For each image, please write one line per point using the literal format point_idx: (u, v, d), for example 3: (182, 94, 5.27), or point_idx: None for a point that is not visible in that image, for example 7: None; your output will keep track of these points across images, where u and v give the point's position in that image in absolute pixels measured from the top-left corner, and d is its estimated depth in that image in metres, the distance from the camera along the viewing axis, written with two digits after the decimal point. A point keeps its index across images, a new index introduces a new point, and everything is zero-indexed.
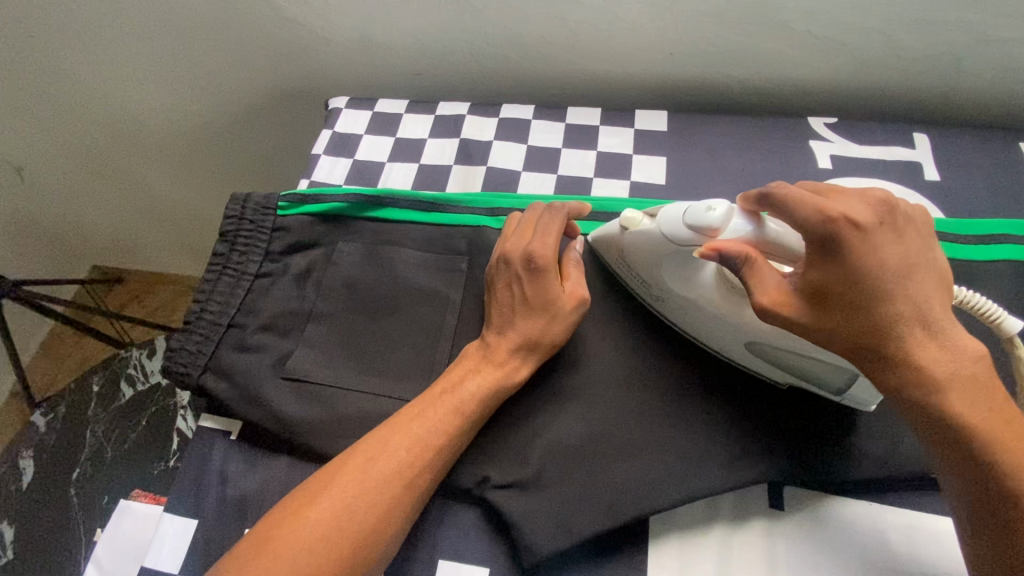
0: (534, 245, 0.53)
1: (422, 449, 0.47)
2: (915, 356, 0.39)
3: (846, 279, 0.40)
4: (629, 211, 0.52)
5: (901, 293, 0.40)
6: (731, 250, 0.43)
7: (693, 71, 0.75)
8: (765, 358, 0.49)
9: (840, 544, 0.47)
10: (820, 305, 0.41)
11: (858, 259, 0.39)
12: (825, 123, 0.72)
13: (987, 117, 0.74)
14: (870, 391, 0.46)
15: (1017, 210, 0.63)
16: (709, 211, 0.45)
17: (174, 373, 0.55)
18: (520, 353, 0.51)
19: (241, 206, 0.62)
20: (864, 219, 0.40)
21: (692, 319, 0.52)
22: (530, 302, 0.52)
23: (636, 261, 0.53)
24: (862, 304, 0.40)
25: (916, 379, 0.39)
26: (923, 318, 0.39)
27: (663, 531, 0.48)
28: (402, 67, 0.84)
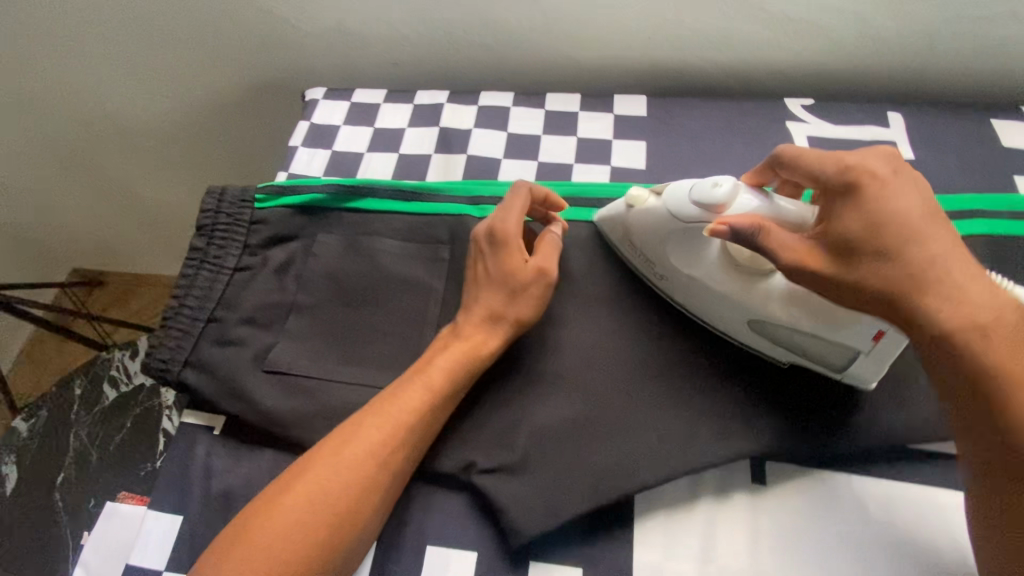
0: (496, 219, 0.54)
1: (400, 434, 0.47)
2: (951, 300, 0.39)
3: (873, 226, 0.41)
4: (635, 190, 0.53)
5: (933, 238, 0.40)
6: (740, 221, 0.43)
7: (671, 55, 0.75)
8: (771, 339, 0.50)
9: (821, 514, 0.48)
10: (846, 255, 0.42)
11: (883, 208, 0.41)
12: (801, 105, 0.72)
13: (960, 95, 0.75)
14: (875, 364, 0.47)
15: (989, 185, 0.64)
16: (715, 186, 0.46)
17: (154, 369, 0.55)
18: (482, 325, 0.52)
19: (217, 200, 0.61)
20: (880, 169, 0.43)
21: (705, 305, 0.52)
22: (499, 278, 0.53)
23: (642, 244, 0.54)
24: (890, 249, 0.41)
25: (956, 324, 0.38)
26: (956, 264, 0.40)
27: (649, 509, 0.49)
28: (379, 58, 0.83)
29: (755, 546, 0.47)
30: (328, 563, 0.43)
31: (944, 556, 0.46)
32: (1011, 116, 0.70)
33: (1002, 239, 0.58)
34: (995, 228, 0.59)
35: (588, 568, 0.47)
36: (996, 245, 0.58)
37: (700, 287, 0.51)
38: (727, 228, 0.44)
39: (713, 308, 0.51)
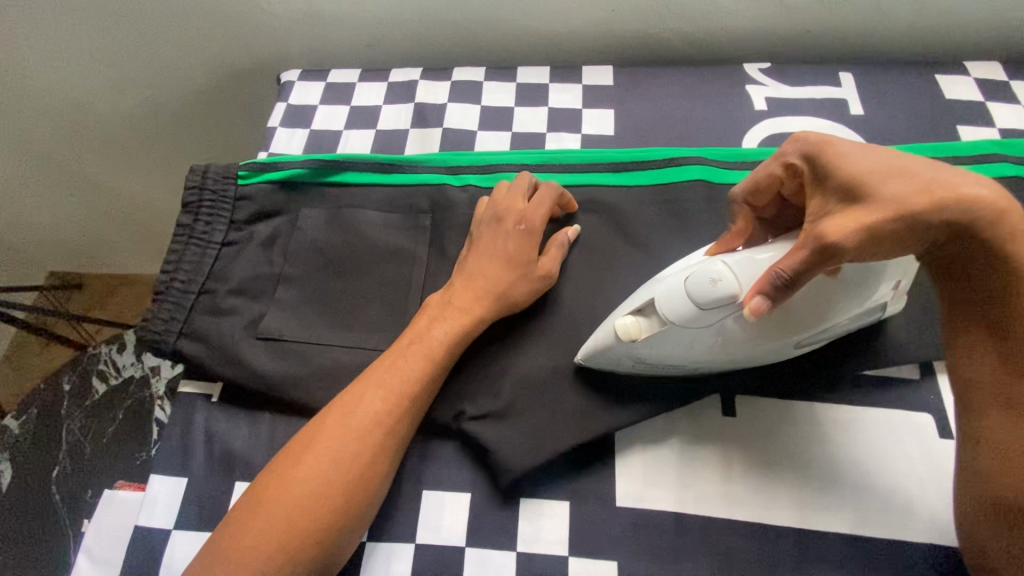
0: (527, 209, 0.57)
1: (396, 398, 0.48)
2: (971, 192, 0.36)
3: (864, 167, 0.38)
4: (621, 321, 0.46)
5: (911, 157, 0.38)
6: (762, 281, 0.39)
7: (635, 25, 0.78)
8: (820, 340, 0.48)
9: (788, 439, 0.52)
10: (866, 202, 0.37)
11: (864, 148, 0.39)
12: (759, 68, 0.76)
13: (906, 55, 0.80)
14: (899, 298, 0.50)
15: (934, 136, 0.69)
16: (715, 282, 0.41)
17: (149, 341, 0.56)
18: (494, 305, 0.53)
19: (201, 177, 0.63)
20: (823, 138, 0.42)
21: (760, 354, 0.48)
22: (512, 255, 0.55)
23: (665, 357, 0.47)
24: (894, 175, 0.37)
25: (987, 212, 0.36)
26: (948, 166, 0.38)
27: (629, 445, 0.53)
28: (352, 39, 0.85)
29: (728, 470, 0.51)
30: (340, 523, 0.45)
31: (897, 466, 0.50)
32: (953, 71, 0.74)
33: None
34: None
35: (574, 500, 0.51)
36: None
37: (746, 349, 0.46)
38: (761, 298, 0.39)
39: (766, 352, 0.47)
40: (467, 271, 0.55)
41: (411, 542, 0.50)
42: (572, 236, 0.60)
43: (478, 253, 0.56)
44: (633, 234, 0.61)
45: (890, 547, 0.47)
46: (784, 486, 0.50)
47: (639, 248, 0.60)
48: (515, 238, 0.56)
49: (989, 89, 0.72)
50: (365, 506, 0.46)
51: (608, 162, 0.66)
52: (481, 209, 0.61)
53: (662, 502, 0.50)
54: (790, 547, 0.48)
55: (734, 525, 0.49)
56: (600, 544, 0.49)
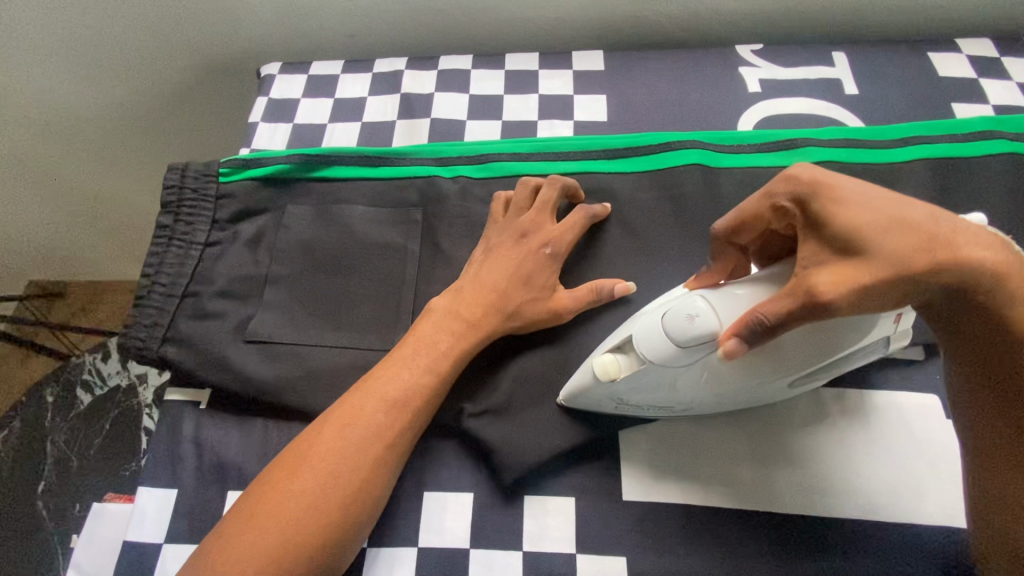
0: (552, 231, 0.55)
1: (397, 411, 0.46)
2: (974, 255, 0.34)
3: (858, 222, 0.34)
4: (601, 359, 0.44)
5: (916, 207, 0.35)
6: (740, 326, 0.37)
7: (625, 8, 0.76)
8: (809, 379, 0.46)
9: (796, 426, 0.51)
10: (865, 261, 0.34)
11: (861, 194, 0.35)
12: (751, 50, 0.75)
13: (897, 33, 0.79)
14: (902, 334, 0.46)
15: (929, 113, 0.68)
16: (692, 319, 0.39)
17: (131, 348, 0.54)
18: (506, 323, 0.51)
19: (180, 175, 0.60)
20: (817, 178, 0.36)
21: (749, 391, 0.45)
22: (529, 276, 0.52)
23: (648, 396, 0.45)
24: (896, 231, 0.34)
25: (988, 277, 0.34)
26: (949, 220, 0.35)
27: (633, 437, 0.52)
28: (333, 29, 0.82)
29: (735, 460, 0.50)
30: (336, 541, 0.43)
31: (905, 448, 0.49)
32: (945, 48, 0.74)
33: (942, 161, 0.62)
34: (936, 152, 0.63)
35: (580, 496, 0.49)
36: (936, 167, 0.62)
37: (734, 387, 0.43)
38: (737, 341, 0.37)
39: (758, 390, 0.45)
40: (477, 279, 0.53)
41: (414, 545, 0.48)
42: (621, 289, 0.52)
43: (494, 259, 0.54)
44: (630, 222, 0.60)
45: (900, 530, 0.46)
46: (793, 473, 0.49)
47: (637, 236, 0.59)
48: (537, 259, 0.53)
49: (981, 66, 0.72)
50: (368, 514, 0.45)
51: (602, 150, 0.64)
52: (496, 217, 0.58)
53: (670, 495, 0.49)
54: (802, 535, 0.47)
55: (743, 515, 0.48)
56: (608, 539, 0.48)
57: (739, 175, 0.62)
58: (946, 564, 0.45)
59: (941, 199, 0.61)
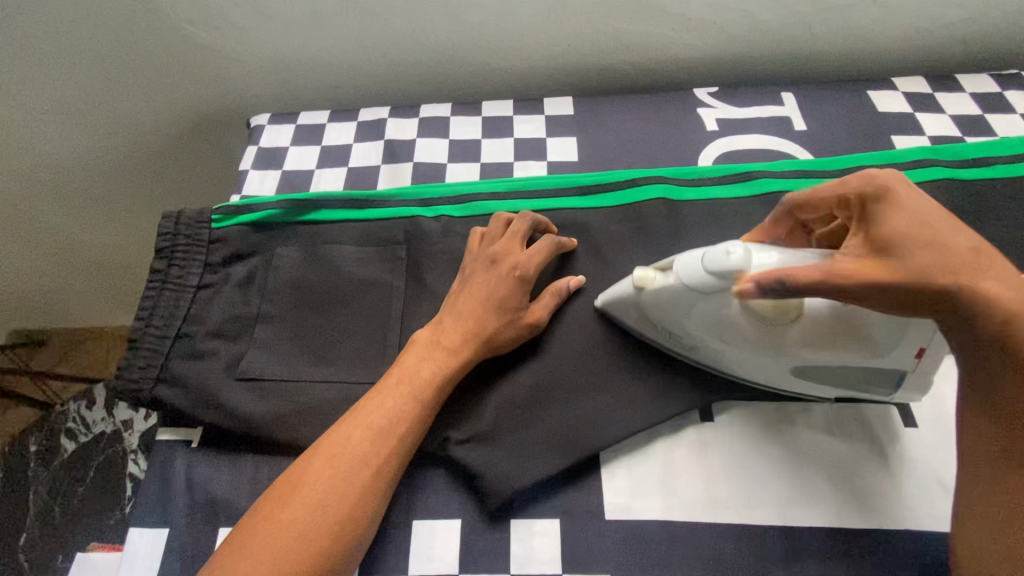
0: (519, 258, 0.57)
1: (384, 438, 0.48)
2: (1001, 290, 0.40)
3: (919, 225, 0.41)
4: (642, 271, 0.51)
5: (965, 234, 0.41)
6: (762, 276, 0.42)
7: (590, 57, 0.83)
8: (815, 379, 0.51)
9: (768, 440, 0.54)
10: (907, 255, 0.40)
11: (919, 209, 0.41)
12: (708, 92, 0.81)
13: (839, 73, 0.87)
14: (921, 382, 0.50)
15: (871, 146, 0.74)
16: (729, 255, 0.44)
17: (124, 391, 0.55)
18: (480, 347, 0.54)
19: (174, 223, 0.64)
20: (897, 181, 0.43)
21: (759, 364, 0.52)
22: (503, 301, 0.55)
23: (662, 318, 0.52)
24: (943, 244, 0.40)
25: (1007, 310, 0.40)
26: (990, 255, 0.41)
27: (613, 460, 0.54)
28: (320, 82, 0.87)
29: (710, 478, 0.52)
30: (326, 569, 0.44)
31: (872, 457, 0.52)
32: (883, 87, 0.81)
33: None
34: None
35: (564, 517, 0.51)
36: None
37: (741, 342, 0.50)
38: (754, 285, 0.43)
39: (754, 360, 0.51)
40: (455, 309, 0.55)
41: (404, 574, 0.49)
42: (575, 285, 0.60)
43: (469, 289, 0.56)
44: (602, 254, 0.64)
45: (871, 537, 0.49)
46: (766, 486, 0.51)
47: (609, 266, 0.63)
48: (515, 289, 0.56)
49: (916, 101, 0.79)
50: (357, 542, 0.46)
51: (574, 188, 0.69)
52: (477, 245, 0.61)
53: (651, 512, 0.51)
54: (779, 546, 0.49)
55: (722, 529, 0.50)
56: (593, 558, 0.49)
57: (700, 207, 0.67)
58: (913, 567, 0.47)
59: None
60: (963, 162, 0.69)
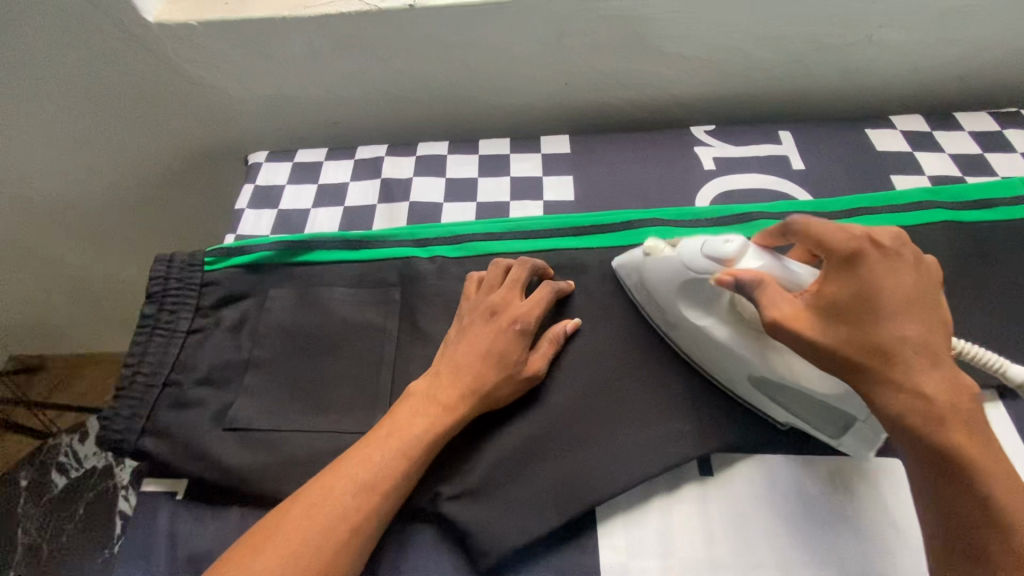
0: (521, 309, 0.57)
1: (367, 492, 0.47)
2: (919, 381, 0.41)
3: (859, 297, 0.43)
4: (652, 240, 0.57)
5: (909, 320, 0.42)
6: (746, 274, 0.47)
7: (587, 94, 0.83)
8: (773, 396, 0.52)
9: (769, 497, 0.52)
10: (834, 322, 0.43)
11: (878, 281, 0.43)
12: (705, 130, 0.81)
13: (836, 110, 0.87)
14: (868, 437, 0.50)
15: (870, 186, 0.74)
16: (726, 243, 0.50)
17: (109, 441, 0.54)
18: (473, 399, 0.53)
19: (166, 266, 0.63)
20: (880, 249, 0.44)
21: (723, 362, 0.53)
22: (503, 354, 0.54)
23: (654, 288, 0.56)
24: (869, 323, 0.43)
25: (914, 400, 0.41)
26: (927, 349, 0.42)
27: (609, 516, 0.52)
28: (318, 119, 0.88)
29: (709, 536, 0.50)
30: None
31: (878, 515, 0.50)
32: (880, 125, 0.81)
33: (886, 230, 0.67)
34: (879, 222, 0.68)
35: None
36: None
37: (713, 336, 0.53)
38: (732, 279, 0.47)
39: (722, 356, 0.53)
40: (452, 360, 0.55)
41: None
42: (571, 329, 0.59)
43: (467, 339, 0.56)
44: (599, 298, 0.63)
45: None
46: (766, 546, 0.49)
47: (604, 311, 0.62)
48: (508, 337, 0.55)
49: (914, 140, 0.78)
50: None
51: (570, 229, 0.69)
52: (475, 292, 0.61)
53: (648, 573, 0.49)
54: None
55: None
56: None
57: None
58: None
59: None
60: (964, 205, 0.69)
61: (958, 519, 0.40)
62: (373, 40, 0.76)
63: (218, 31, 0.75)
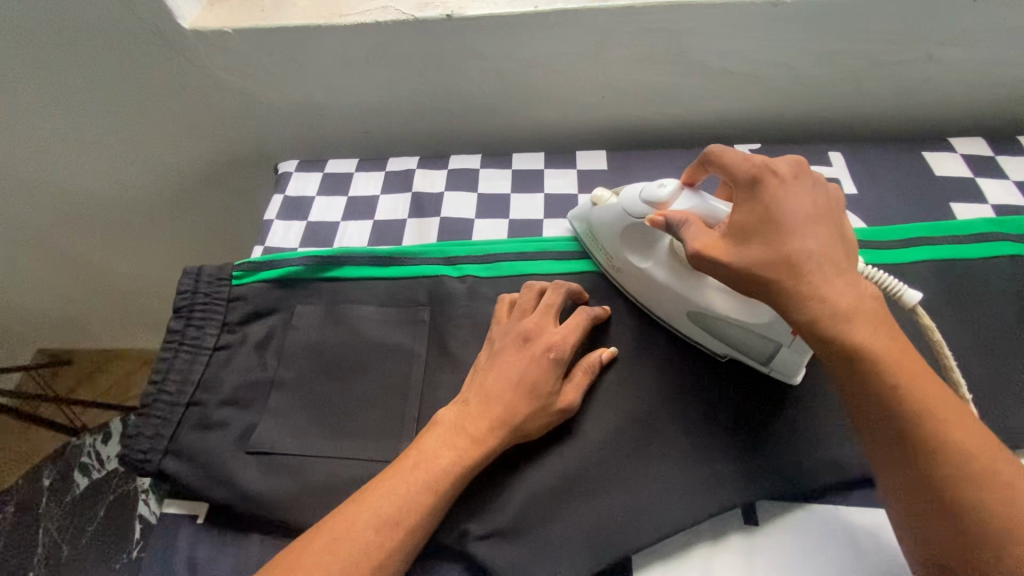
0: (552, 335, 0.54)
1: (392, 530, 0.45)
2: (826, 290, 0.41)
3: (767, 216, 0.44)
4: (600, 190, 0.61)
5: (815, 235, 0.43)
6: (673, 214, 0.49)
7: (626, 109, 0.80)
8: (707, 330, 0.55)
9: (821, 552, 0.48)
10: (744, 243, 0.44)
11: (779, 202, 0.44)
12: (750, 150, 0.78)
13: (888, 130, 0.82)
14: (791, 363, 0.51)
15: (928, 213, 0.69)
16: (661, 186, 0.53)
17: (132, 461, 0.53)
18: (503, 432, 0.50)
19: (194, 280, 0.62)
20: (782, 172, 0.46)
21: (661, 300, 0.57)
22: (534, 386, 0.51)
23: (602, 236, 0.61)
24: (779, 238, 0.43)
25: (828, 310, 0.40)
26: (831, 261, 0.42)
27: (646, 564, 0.49)
28: (351, 129, 0.86)
29: None
30: None
31: None
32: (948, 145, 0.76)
33: (945, 263, 0.62)
34: (940, 253, 0.63)
35: None
36: (941, 268, 0.62)
37: (651, 273, 0.57)
38: (662, 219, 0.49)
39: (661, 294, 0.56)
40: (482, 389, 0.52)
41: None
42: (608, 357, 0.56)
43: (498, 367, 0.53)
44: (639, 327, 0.60)
45: None
46: None
47: (643, 340, 0.59)
48: (541, 366, 0.52)
49: (977, 164, 0.73)
50: None
51: None
52: (506, 319, 0.58)
53: None
54: None
55: None
56: None
57: None
58: None
59: (950, 301, 0.60)
60: None
61: (892, 427, 0.39)
62: (408, 49, 0.74)
63: (253, 39, 0.74)
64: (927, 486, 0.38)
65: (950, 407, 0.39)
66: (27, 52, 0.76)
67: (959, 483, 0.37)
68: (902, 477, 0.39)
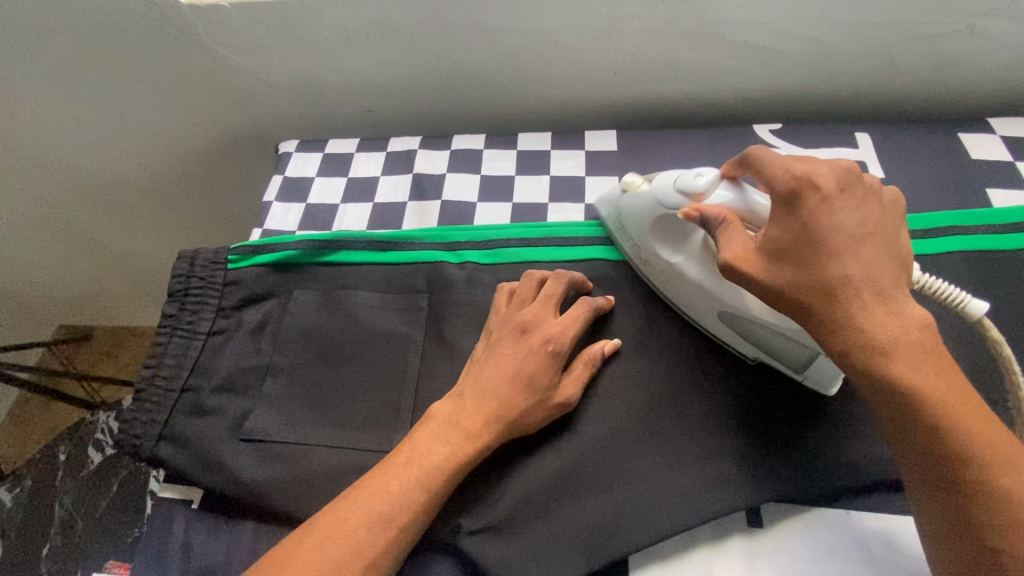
0: (553, 331, 0.52)
1: (386, 526, 0.44)
2: (864, 318, 0.38)
3: (806, 237, 0.40)
4: (631, 176, 0.58)
5: (860, 256, 0.40)
6: (710, 210, 0.47)
7: (638, 85, 0.76)
8: (737, 330, 0.52)
9: (827, 558, 0.46)
10: (776, 267, 0.41)
11: (816, 222, 0.41)
12: (770, 130, 0.73)
13: (921, 109, 0.77)
14: (829, 371, 0.48)
15: (960, 201, 0.64)
16: (698, 176, 0.50)
17: (128, 444, 0.54)
18: (497, 430, 0.48)
19: (189, 263, 0.61)
20: (826, 184, 0.41)
21: (691, 296, 0.54)
22: (531, 380, 0.49)
23: (629, 224, 0.58)
24: (817, 261, 0.40)
25: (861, 341, 0.38)
26: (873, 285, 0.39)
27: (643, 564, 0.48)
28: (352, 107, 0.84)
29: None
30: None
31: None
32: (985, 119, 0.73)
33: (977, 254, 0.58)
34: (973, 244, 0.59)
35: None
36: (973, 261, 0.58)
37: (683, 269, 0.53)
38: (698, 215, 0.47)
39: (692, 291, 0.53)
40: (479, 386, 0.50)
41: None
42: (610, 350, 0.54)
43: (495, 362, 0.51)
44: (644, 319, 0.57)
45: None
46: None
47: (648, 332, 0.57)
48: (540, 359, 0.50)
49: (1018, 146, 0.68)
50: None
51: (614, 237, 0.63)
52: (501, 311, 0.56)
53: None
54: None
55: None
56: None
57: None
58: None
59: (980, 295, 0.56)
60: None
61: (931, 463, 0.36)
62: (409, 24, 0.70)
63: (250, 12, 0.71)
64: (967, 526, 0.35)
65: (1003, 450, 0.36)
66: (24, 27, 0.75)
67: (1002, 534, 0.34)
68: (937, 514, 0.37)
